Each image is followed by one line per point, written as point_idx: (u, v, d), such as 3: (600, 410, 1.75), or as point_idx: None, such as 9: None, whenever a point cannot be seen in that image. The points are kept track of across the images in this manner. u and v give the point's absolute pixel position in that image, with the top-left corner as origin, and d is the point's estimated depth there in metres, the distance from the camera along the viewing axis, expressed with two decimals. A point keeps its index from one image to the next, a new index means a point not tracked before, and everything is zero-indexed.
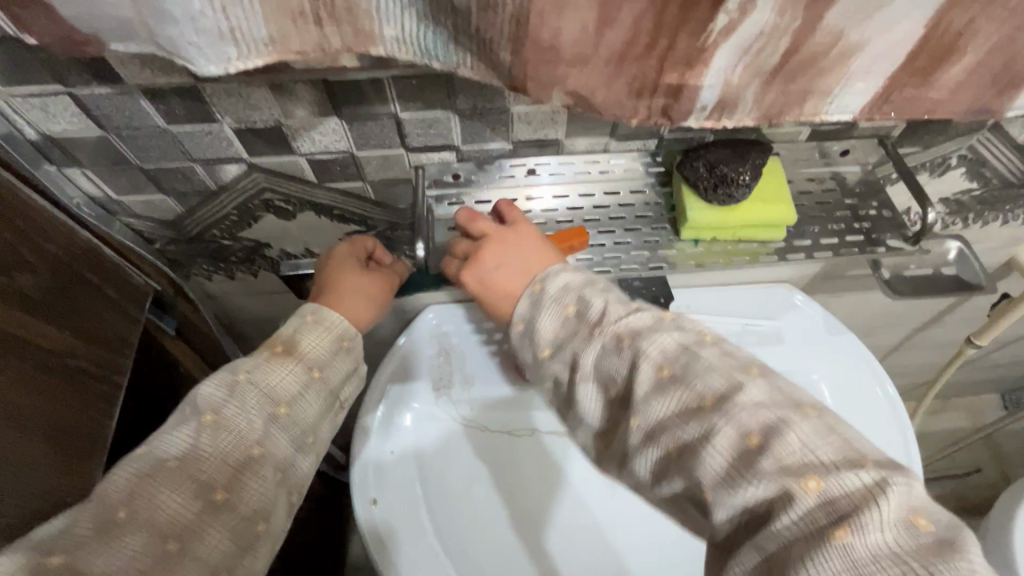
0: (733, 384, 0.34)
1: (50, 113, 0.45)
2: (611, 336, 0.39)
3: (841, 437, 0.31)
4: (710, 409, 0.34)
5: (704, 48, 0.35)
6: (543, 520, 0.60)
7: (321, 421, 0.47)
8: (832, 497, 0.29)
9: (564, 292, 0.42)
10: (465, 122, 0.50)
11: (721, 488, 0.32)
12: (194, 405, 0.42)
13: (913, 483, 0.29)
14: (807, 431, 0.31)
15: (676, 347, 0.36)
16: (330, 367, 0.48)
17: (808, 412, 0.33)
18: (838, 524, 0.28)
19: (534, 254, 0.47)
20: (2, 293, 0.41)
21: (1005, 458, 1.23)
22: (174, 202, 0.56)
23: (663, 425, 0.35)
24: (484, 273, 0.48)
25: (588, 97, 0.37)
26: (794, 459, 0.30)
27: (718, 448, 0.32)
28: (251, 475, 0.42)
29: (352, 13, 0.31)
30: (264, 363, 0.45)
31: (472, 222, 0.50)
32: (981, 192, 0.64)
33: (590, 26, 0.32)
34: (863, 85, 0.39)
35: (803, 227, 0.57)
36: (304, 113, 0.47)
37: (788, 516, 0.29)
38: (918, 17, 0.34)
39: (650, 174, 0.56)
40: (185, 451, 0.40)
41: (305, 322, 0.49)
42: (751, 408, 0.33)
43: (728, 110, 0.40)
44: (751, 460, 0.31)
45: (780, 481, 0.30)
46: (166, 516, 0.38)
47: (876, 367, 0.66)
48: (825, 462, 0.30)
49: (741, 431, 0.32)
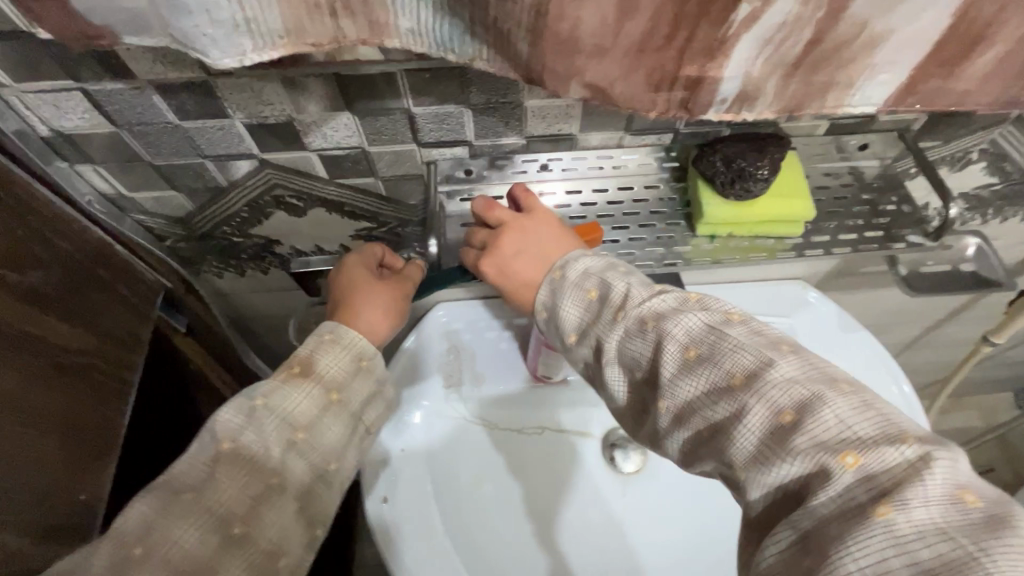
0: (763, 361, 0.33)
1: (62, 110, 0.45)
2: (635, 319, 0.38)
3: (878, 413, 0.30)
4: (739, 388, 0.33)
5: (725, 38, 0.34)
6: (553, 517, 0.60)
7: (342, 446, 0.46)
8: (872, 473, 0.28)
9: (585, 276, 0.42)
10: (478, 117, 0.49)
11: (753, 466, 0.31)
12: (212, 431, 0.42)
13: (958, 459, 0.28)
14: (844, 407, 0.30)
15: (702, 327, 0.36)
16: (348, 388, 0.46)
17: (843, 387, 0.32)
18: (880, 500, 0.27)
19: (554, 242, 0.46)
20: (14, 289, 0.41)
21: (1018, 457, 1.21)
22: (186, 199, 0.56)
23: (692, 407, 0.35)
24: (505, 261, 0.47)
25: (606, 90, 0.36)
26: (831, 434, 0.30)
27: (750, 426, 0.32)
28: (269, 505, 0.41)
29: (368, 4, 0.30)
30: (283, 385, 0.44)
31: (488, 211, 0.49)
32: (1002, 186, 0.62)
33: (610, 17, 0.31)
34: (887, 76, 0.38)
35: (821, 223, 0.56)
36: (316, 108, 0.46)
37: (824, 494, 0.28)
38: (946, 5, 0.33)
39: (664, 169, 0.56)
40: (201, 482, 0.40)
41: (323, 340, 0.47)
42: (783, 385, 0.32)
43: (748, 103, 0.39)
44: (785, 437, 0.31)
45: (815, 458, 0.29)
46: (184, 552, 0.38)
47: (892, 365, 0.65)
48: (864, 438, 0.29)
49: (773, 407, 0.32)
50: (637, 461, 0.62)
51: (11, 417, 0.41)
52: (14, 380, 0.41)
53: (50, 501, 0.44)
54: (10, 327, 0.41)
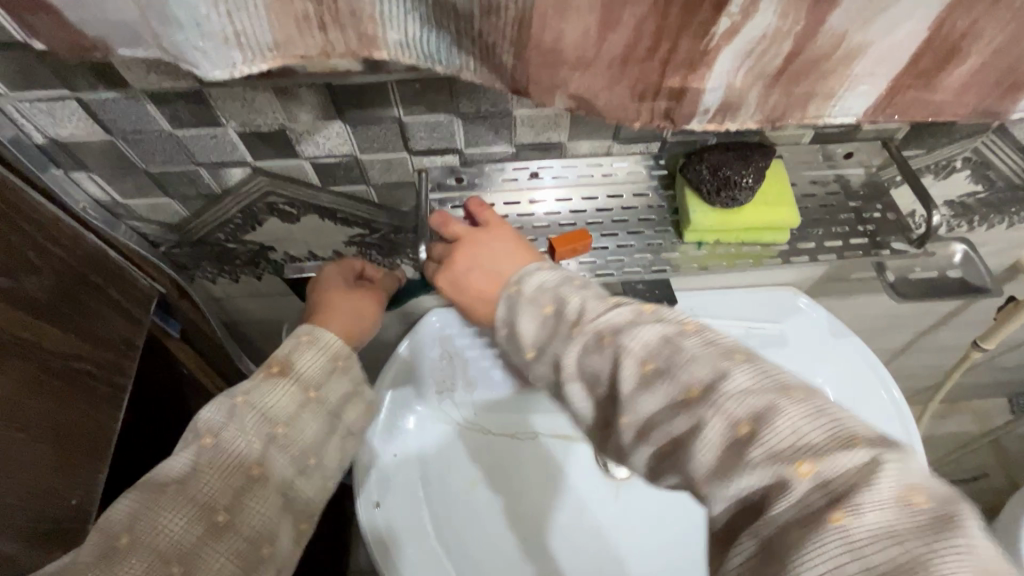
0: (718, 372, 0.34)
1: (57, 118, 0.45)
2: (592, 335, 0.39)
3: (832, 418, 0.31)
4: (697, 401, 0.34)
5: (707, 50, 0.35)
6: (547, 522, 0.60)
7: (323, 441, 0.46)
8: (827, 480, 0.28)
9: (540, 292, 0.43)
10: (468, 126, 0.50)
11: (713, 479, 0.32)
12: (195, 427, 0.43)
13: (908, 460, 0.28)
14: (798, 414, 0.31)
15: (658, 339, 0.37)
16: (326, 386, 0.47)
17: (796, 395, 0.32)
18: (834, 505, 0.27)
19: (504, 255, 0.47)
20: (7, 295, 0.41)
21: (1013, 463, 1.21)
22: (180, 205, 0.56)
23: (653, 421, 0.36)
24: (456, 276, 0.48)
25: (591, 101, 0.37)
26: (787, 443, 0.30)
27: (709, 439, 0.32)
28: (251, 498, 0.42)
29: (356, 17, 0.31)
30: (262, 383, 0.45)
31: (446, 226, 0.50)
32: (987, 194, 0.63)
33: (592, 30, 0.32)
34: (867, 87, 0.39)
35: (807, 230, 0.57)
36: (308, 116, 0.47)
37: (785, 502, 0.29)
38: (920, 19, 0.34)
39: (653, 177, 0.57)
40: (185, 473, 0.41)
41: (300, 340, 0.48)
42: (738, 397, 0.33)
43: (731, 113, 0.40)
44: (742, 449, 0.31)
45: (772, 468, 0.30)
46: (170, 539, 0.38)
47: (882, 371, 0.66)
48: (816, 446, 0.30)
49: (730, 419, 0.32)
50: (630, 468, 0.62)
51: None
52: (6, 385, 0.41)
53: (40, 506, 0.44)
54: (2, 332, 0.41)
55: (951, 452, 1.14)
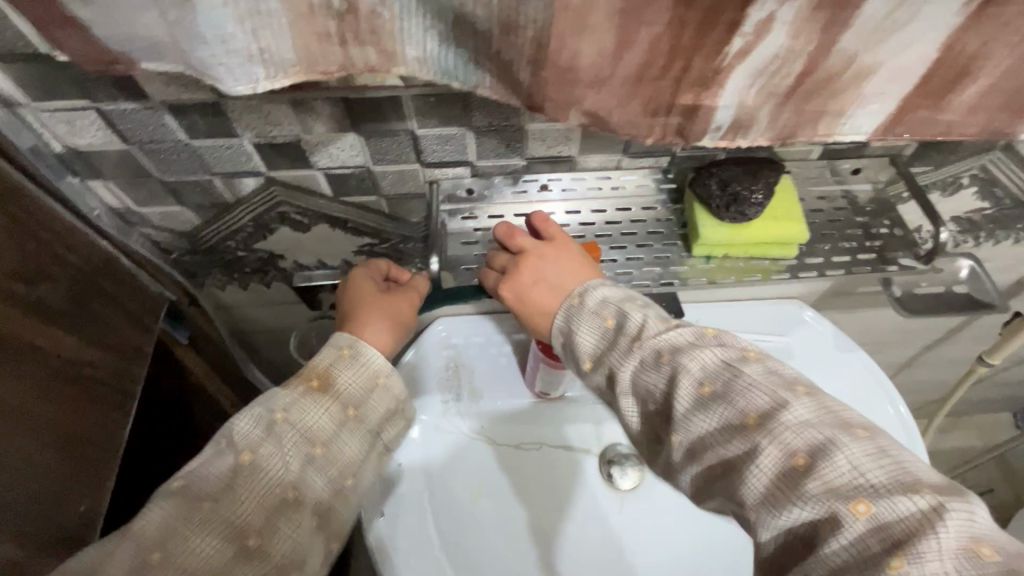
0: (777, 401, 0.34)
1: (75, 128, 0.46)
2: (651, 352, 0.39)
3: (895, 461, 0.31)
4: (753, 427, 0.34)
5: (720, 69, 0.35)
6: (553, 534, 0.60)
7: (360, 460, 0.47)
8: (884, 523, 0.28)
9: (602, 304, 0.43)
10: (480, 139, 0.50)
11: (762, 507, 0.32)
12: (230, 438, 0.43)
13: (977, 510, 0.28)
14: (858, 453, 0.31)
15: (718, 363, 0.37)
16: (366, 405, 0.48)
17: (858, 432, 0.32)
18: (893, 552, 0.27)
19: (571, 272, 0.47)
20: (20, 301, 0.42)
21: (1018, 479, 1.21)
22: (192, 214, 0.57)
23: (706, 442, 0.36)
24: (521, 288, 0.49)
25: (604, 117, 0.37)
26: (844, 480, 0.30)
27: (762, 467, 0.32)
28: (282, 523, 0.42)
29: (377, 35, 0.32)
30: (303, 399, 0.45)
31: (511, 237, 0.51)
32: (993, 211, 0.64)
33: (609, 48, 0.32)
34: (877, 106, 0.39)
35: (815, 245, 0.57)
36: (323, 128, 0.47)
37: (836, 540, 0.29)
38: (931, 41, 0.35)
39: (661, 191, 0.57)
40: (221, 489, 0.41)
41: (342, 354, 0.48)
42: (797, 428, 0.33)
43: (742, 130, 0.40)
44: (798, 481, 0.31)
45: (828, 504, 0.30)
46: (200, 559, 0.39)
47: (888, 387, 0.66)
48: (875, 486, 0.29)
49: (787, 451, 0.32)
50: (634, 478, 0.61)
51: (13, 428, 0.41)
52: (17, 392, 0.42)
53: (49, 514, 0.44)
54: (13, 338, 0.41)
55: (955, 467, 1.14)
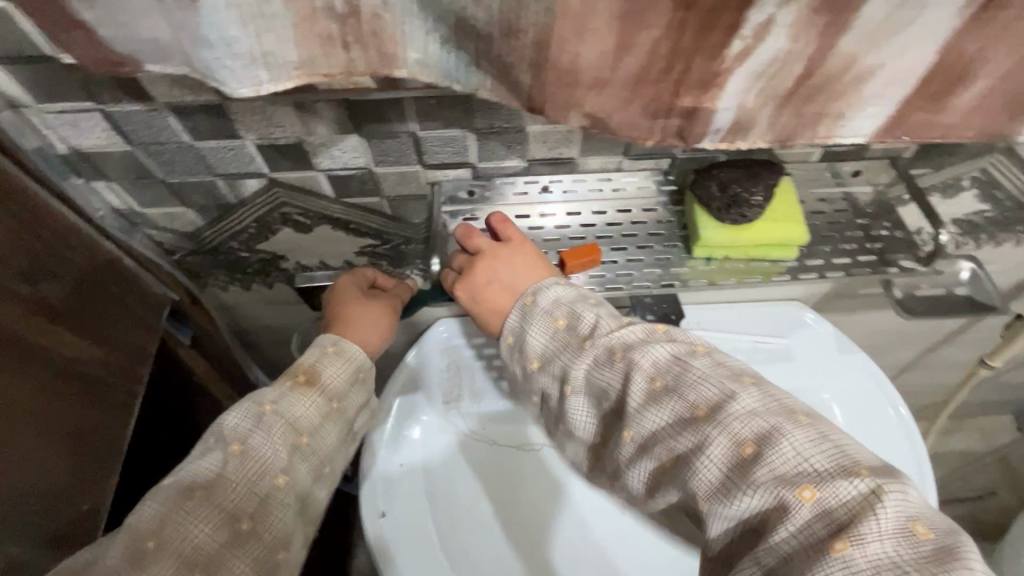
0: (726, 394, 0.37)
1: (80, 128, 0.46)
2: (604, 350, 0.42)
3: (835, 447, 0.33)
4: (703, 420, 0.37)
5: (719, 71, 0.35)
6: (551, 536, 0.59)
7: (338, 449, 0.48)
8: (828, 507, 0.31)
9: (555, 306, 0.45)
10: (482, 141, 0.51)
11: (716, 496, 0.34)
12: (219, 434, 0.43)
13: (909, 490, 0.31)
14: (802, 441, 0.33)
15: (668, 358, 0.40)
16: (347, 398, 0.48)
17: (801, 420, 0.35)
18: (837, 535, 0.29)
19: (525, 271, 0.48)
20: (24, 301, 0.42)
21: (1021, 482, 1.20)
22: (196, 215, 0.57)
23: (657, 436, 0.39)
24: (475, 289, 0.49)
25: (605, 120, 0.37)
26: (789, 466, 0.33)
27: (712, 458, 0.35)
28: (274, 507, 0.42)
29: (378, 38, 0.32)
30: (289, 393, 0.45)
31: (468, 239, 0.51)
32: (994, 213, 0.64)
33: (609, 51, 0.33)
34: (876, 108, 0.39)
35: (816, 247, 0.57)
36: (325, 130, 0.48)
37: (785, 527, 0.31)
38: (930, 44, 0.35)
39: (662, 193, 0.57)
40: (211, 478, 0.41)
41: (326, 351, 0.49)
42: (743, 418, 0.35)
43: (742, 133, 0.41)
44: (746, 469, 0.34)
45: (775, 491, 0.32)
46: (194, 544, 0.39)
47: (889, 389, 0.66)
48: (819, 472, 0.32)
49: (736, 441, 0.35)
50: None
51: (17, 427, 0.41)
52: (20, 391, 0.42)
53: (51, 513, 0.45)
54: (18, 336, 0.41)
55: (958, 470, 1.13)
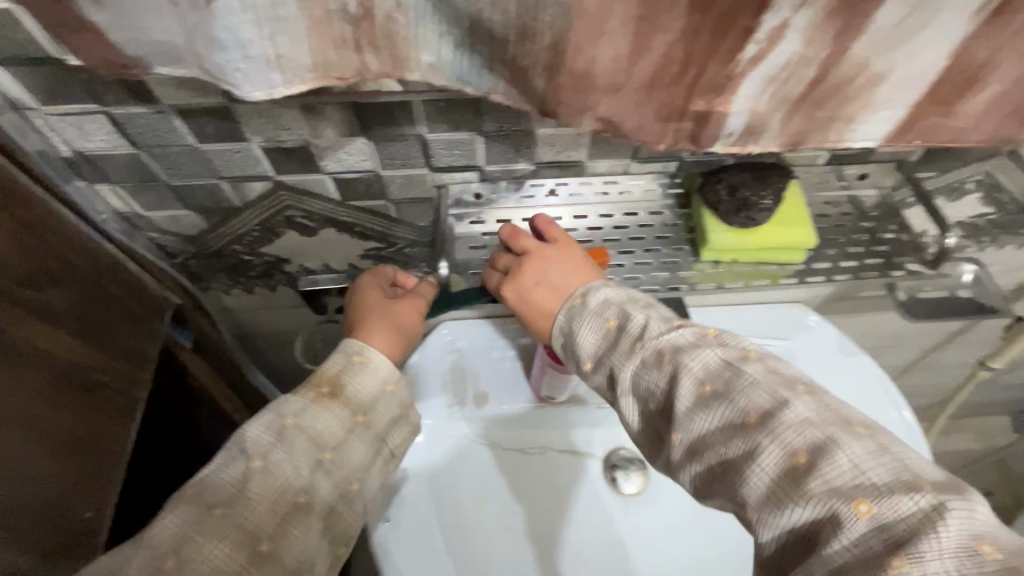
0: (779, 400, 0.34)
1: (84, 131, 0.46)
2: (652, 351, 0.39)
3: (893, 459, 0.31)
4: (755, 426, 0.34)
5: (732, 75, 0.35)
6: (556, 538, 0.60)
7: (367, 466, 0.47)
8: (885, 521, 0.28)
9: (604, 305, 0.43)
10: (490, 144, 0.50)
11: (764, 506, 0.32)
12: (242, 445, 0.43)
13: (976, 508, 0.28)
14: (857, 450, 0.31)
15: (719, 362, 0.37)
16: (374, 411, 0.47)
17: (857, 431, 0.33)
18: (895, 551, 0.27)
19: (572, 272, 0.47)
20: (28, 305, 0.41)
21: (1018, 482, 1.21)
22: (199, 218, 0.57)
23: (706, 441, 0.35)
24: (523, 289, 0.48)
25: (618, 123, 0.37)
26: (844, 478, 0.30)
27: (763, 466, 0.33)
28: (294, 526, 0.42)
29: (392, 40, 0.32)
30: (312, 406, 0.45)
31: (515, 239, 0.51)
32: (996, 216, 0.64)
33: (624, 55, 0.33)
34: (887, 112, 0.39)
35: (822, 250, 0.57)
36: (333, 133, 0.47)
37: (837, 540, 0.29)
38: (941, 49, 0.35)
39: (669, 196, 0.57)
40: (232, 495, 0.41)
41: (351, 360, 0.48)
42: (798, 426, 0.33)
43: (754, 136, 0.40)
44: (799, 478, 0.31)
45: (827, 503, 0.30)
46: (213, 565, 0.38)
47: (891, 391, 0.66)
48: (875, 485, 0.30)
49: (788, 449, 0.33)
50: (637, 483, 0.62)
51: (20, 433, 0.41)
52: (26, 398, 0.41)
53: (54, 521, 0.44)
54: (22, 343, 0.41)
55: None
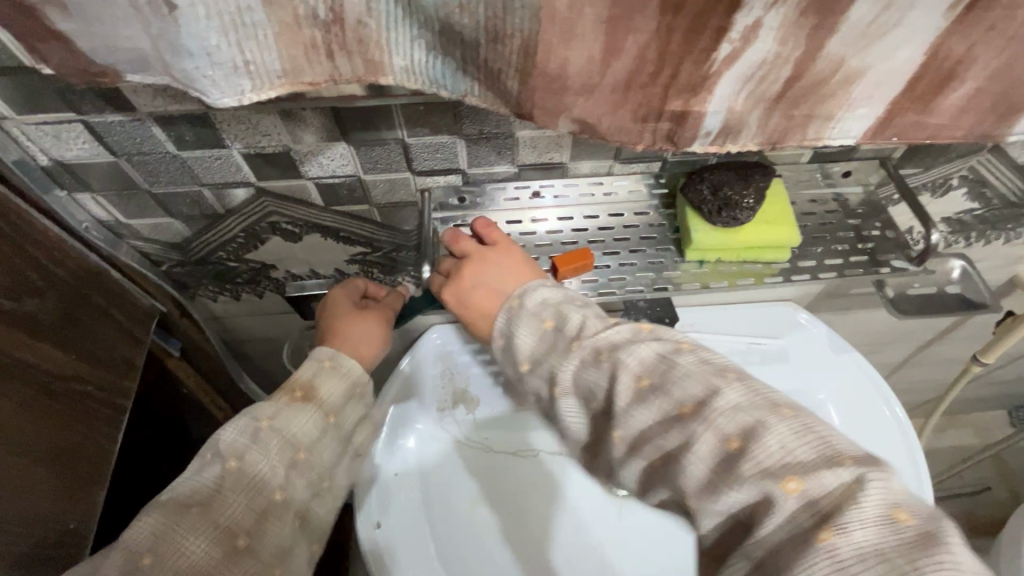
0: (710, 389, 0.35)
1: (62, 140, 0.45)
2: (590, 350, 0.40)
3: (819, 436, 0.33)
4: (690, 416, 0.35)
5: (708, 75, 0.35)
6: (551, 541, 0.59)
7: (336, 464, 0.48)
8: (813, 498, 0.30)
9: (542, 307, 0.44)
10: (471, 147, 0.50)
11: (703, 493, 0.34)
12: (217, 449, 0.42)
13: (892, 477, 0.30)
14: (787, 432, 0.33)
15: (654, 357, 0.38)
16: (343, 411, 0.48)
17: (786, 411, 0.34)
18: (822, 525, 0.29)
19: (511, 274, 0.48)
20: (8, 317, 0.41)
21: (1015, 476, 1.22)
22: (182, 225, 0.56)
23: (645, 435, 0.37)
24: (462, 292, 0.49)
25: (594, 125, 0.37)
26: (776, 460, 0.32)
27: (699, 454, 0.34)
28: (273, 520, 0.42)
29: (364, 45, 0.31)
30: (287, 408, 0.45)
31: (455, 243, 0.52)
32: (983, 211, 0.64)
33: (597, 56, 0.32)
34: (865, 110, 0.39)
35: (807, 248, 0.57)
36: (313, 138, 0.47)
37: (772, 520, 0.31)
38: (918, 45, 0.35)
39: (654, 196, 0.57)
40: (209, 494, 0.40)
41: (323, 365, 0.49)
42: (729, 413, 0.34)
43: (732, 136, 0.40)
44: (732, 463, 0.33)
45: (760, 484, 0.32)
46: (190, 563, 0.38)
47: (884, 388, 0.66)
48: (802, 463, 0.31)
49: (723, 436, 0.34)
50: None
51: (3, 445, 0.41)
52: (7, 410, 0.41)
53: (38, 532, 0.44)
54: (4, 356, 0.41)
55: (953, 466, 1.14)
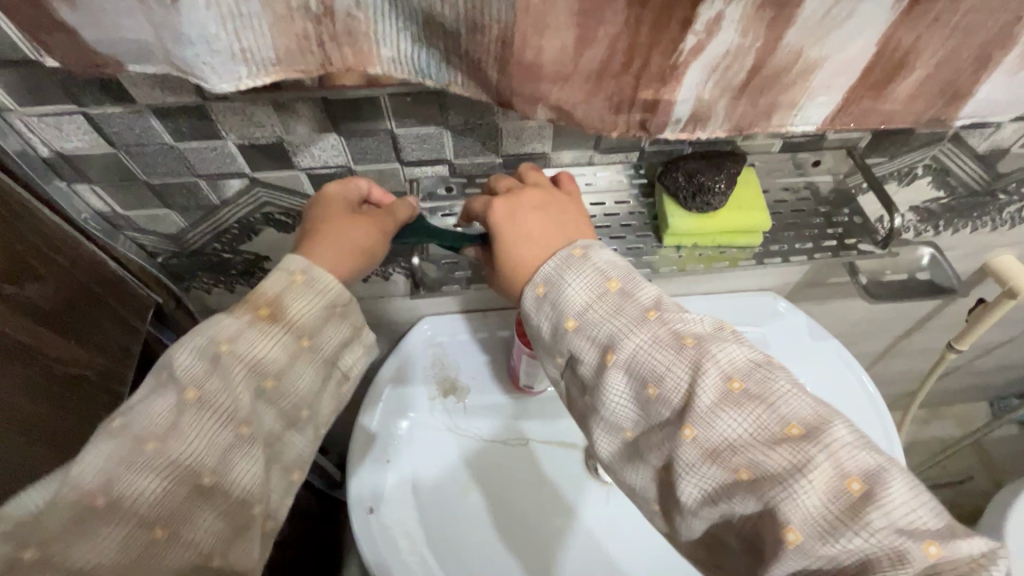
0: (823, 418, 0.36)
1: (63, 131, 0.47)
2: (670, 331, 0.39)
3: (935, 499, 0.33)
4: (800, 438, 0.35)
5: (676, 65, 0.38)
6: (540, 527, 0.61)
7: (317, 394, 0.45)
8: (940, 565, 0.31)
9: (609, 265, 0.43)
10: (457, 137, 0.52)
11: (811, 531, 0.33)
12: (171, 373, 0.40)
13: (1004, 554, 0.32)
14: (909, 487, 0.33)
15: (747, 361, 0.38)
16: (320, 334, 0.45)
17: (902, 467, 0.34)
18: None
19: (573, 223, 0.47)
20: (11, 301, 0.43)
21: (997, 466, 1.25)
22: (178, 215, 0.58)
23: (734, 443, 0.36)
24: (518, 212, 0.47)
25: (570, 112, 0.40)
26: (902, 514, 0.32)
27: (814, 484, 0.33)
28: (239, 458, 0.41)
29: (353, 36, 0.34)
30: (249, 329, 0.41)
31: (529, 174, 0.51)
32: (948, 200, 0.67)
33: (570, 47, 0.35)
34: (825, 98, 0.42)
35: (780, 234, 0.60)
36: (304, 129, 0.49)
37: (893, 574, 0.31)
38: (869, 36, 0.37)
39: (634, 186, 0.60)
40: (168, 427, 0.39)
41: (294, 281, 0.44)
42: (851, 449, 0.34)
43: (701, 123, 0.43)
44: (856, 506, 0.33)
45: (892, 539, 0.31)
46: (150, 503, 0.38)
47: (860, 373, 0.69)
48: (935, 528, 0.32)
49: (842, 473, 0.34)
50: None
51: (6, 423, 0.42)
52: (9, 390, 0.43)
53: None
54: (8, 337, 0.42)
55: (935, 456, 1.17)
